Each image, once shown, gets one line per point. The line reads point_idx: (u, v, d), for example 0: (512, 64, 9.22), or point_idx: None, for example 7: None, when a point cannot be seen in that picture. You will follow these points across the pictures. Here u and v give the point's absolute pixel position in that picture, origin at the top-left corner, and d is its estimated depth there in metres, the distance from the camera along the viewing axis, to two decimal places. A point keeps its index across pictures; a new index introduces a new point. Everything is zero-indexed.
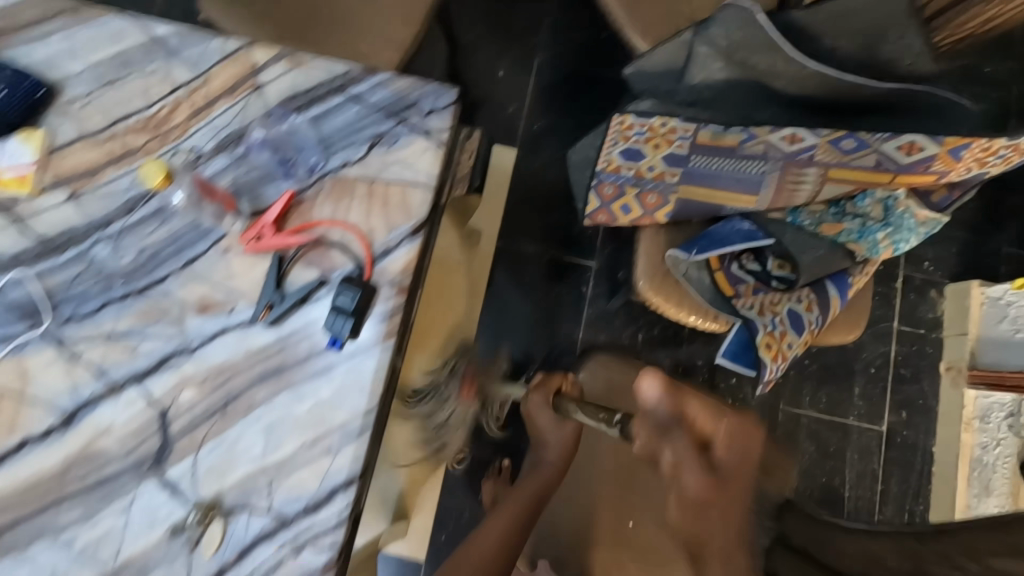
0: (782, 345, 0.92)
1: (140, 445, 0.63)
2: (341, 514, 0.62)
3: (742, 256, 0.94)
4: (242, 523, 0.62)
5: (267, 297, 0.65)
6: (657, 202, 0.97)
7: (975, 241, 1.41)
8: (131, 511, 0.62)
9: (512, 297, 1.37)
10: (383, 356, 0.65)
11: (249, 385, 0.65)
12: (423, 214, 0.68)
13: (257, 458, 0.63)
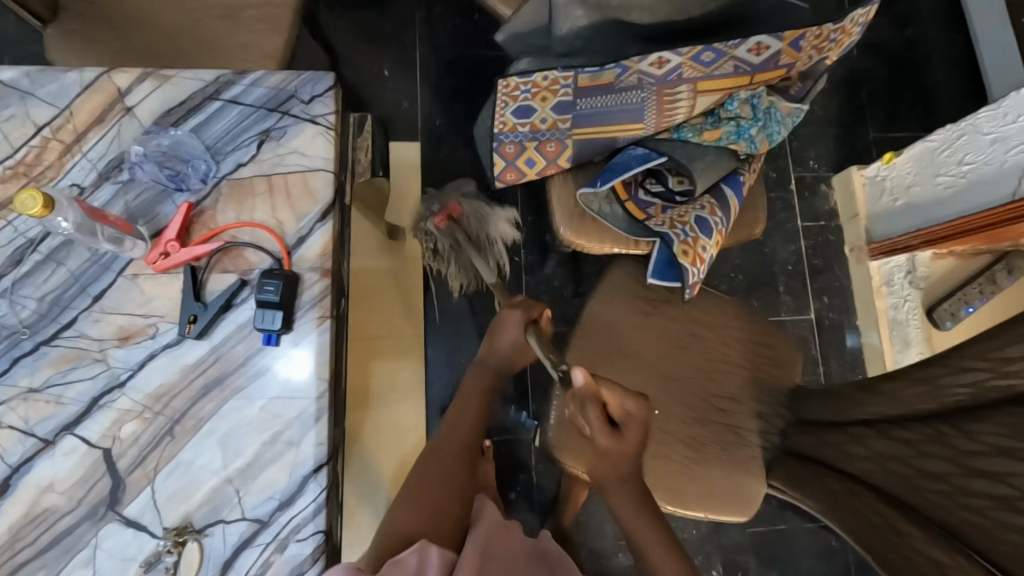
0: (697, 248, 0.97)
1: (89, 492, 0.61)
2: (317, 501, 0.62)
3: (644, 181, 1.01)
4: (219, 536, 0.61)
5: (189, 310, 0.64)
6: (557, 149, 1.02)
7: (845, 133, 1.56)
8: (96, 560, 0.59)
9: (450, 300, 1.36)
10: (322, 339, 0.66)
11: (192, 402, 0.63)
12: (327, 196, 0.69)
13: (218, 470, 0.62)
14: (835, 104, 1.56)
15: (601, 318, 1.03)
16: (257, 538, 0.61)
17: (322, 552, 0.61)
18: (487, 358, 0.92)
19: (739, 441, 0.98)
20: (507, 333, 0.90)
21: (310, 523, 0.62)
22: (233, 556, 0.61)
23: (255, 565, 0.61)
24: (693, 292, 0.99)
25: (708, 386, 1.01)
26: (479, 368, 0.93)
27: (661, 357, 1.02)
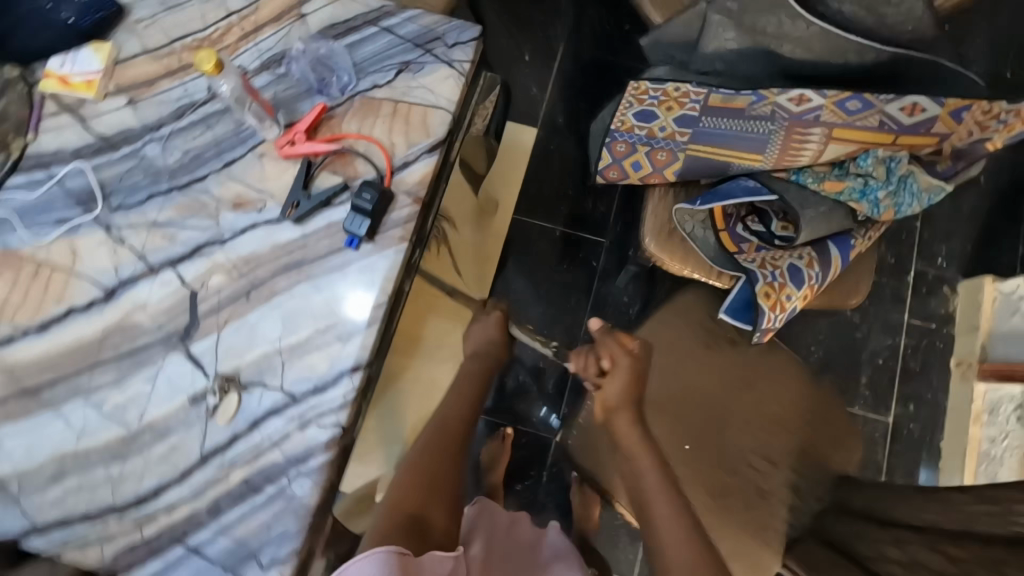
0: (781, 295, 0.93)
1: (171, 321, 0.69)
2: (345, 397, 0.67)
3: (747, 217, 0.98)
4: (256, 396, 0.67)
5: (294, 196, 0.71)
6: (667, 159, 1.00)
7: (988, 239, 1.42)
8: (157, 380, 0.68)
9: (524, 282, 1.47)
10: (395, 257, 0.71)
11: (272, 275, 0.70)
12: (441, 133, 0.74)
13: (274, 340, 0.68)
14: (983, 205, 1.43)
15: (660, 338, 0.99)
16: (285, 410, 0.67)
17: (336, 443, 0.66)
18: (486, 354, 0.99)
19: (763, 506, 0.94)
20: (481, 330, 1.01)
21: (333, 414, 0.67)
22: (262, 418, 0.67)
23: (277, 433, 0.66)
24: (764, 338, 0.95)
25: (746, 439, 0.96)
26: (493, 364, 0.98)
27: (705, 395, 0.97)
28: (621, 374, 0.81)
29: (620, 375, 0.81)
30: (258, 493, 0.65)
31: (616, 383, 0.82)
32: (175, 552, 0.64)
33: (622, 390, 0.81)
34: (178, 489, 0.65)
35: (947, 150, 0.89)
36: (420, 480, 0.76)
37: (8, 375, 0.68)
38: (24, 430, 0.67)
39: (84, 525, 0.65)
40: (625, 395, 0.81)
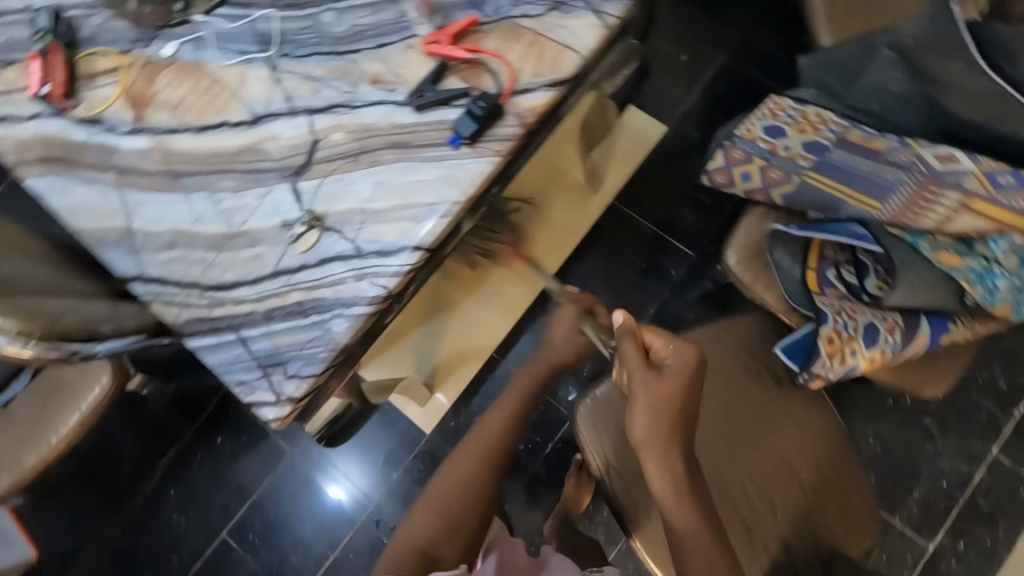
0: (845, 347, 0.87)
1: (292, 157, 0.81)
2: (400, 267, 0.75)
3: (842, 264, 0.93)
4: (332, 240, 0.77)
5: (421, 87, 0.80)
6: (779, 179, 0.96)
7: None
8: (265, 199, 0.80)
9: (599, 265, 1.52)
10: (485, 167, 0.77)
11: (380, 147, 0.79)
12: (568, 74, 0.79)
13: (362, 200, 0.78)
14: None
15: (699, 348, 0.99)
16: (350, 260, 0.76)
17: (378, 302, 0.74)
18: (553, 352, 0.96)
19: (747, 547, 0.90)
20: (564, 330, 0.97)
21: (385, 277, 0.75)
22: (330, 259, 0.76)
23: (336, 276, 0.76)
24: (810, 382, 0.90)
25: (748, 477, 0.93)
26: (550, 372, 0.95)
27: (721, 421, 0.95)
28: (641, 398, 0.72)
29: (644, 403, 0.71)
30: (304, 316, 0.75)
31: (638, 411, 0.72)
32: (228, 337, 0.76)
33: (647, 421, 0.71)
34: (249, 289, 0.77)
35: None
36: (444, 518, 0.79)
37: (165, 156, 0.83)
38: (160, 202, 0.82)
39: (173, 289, 0.78)
40: (651, 432, 0.71)
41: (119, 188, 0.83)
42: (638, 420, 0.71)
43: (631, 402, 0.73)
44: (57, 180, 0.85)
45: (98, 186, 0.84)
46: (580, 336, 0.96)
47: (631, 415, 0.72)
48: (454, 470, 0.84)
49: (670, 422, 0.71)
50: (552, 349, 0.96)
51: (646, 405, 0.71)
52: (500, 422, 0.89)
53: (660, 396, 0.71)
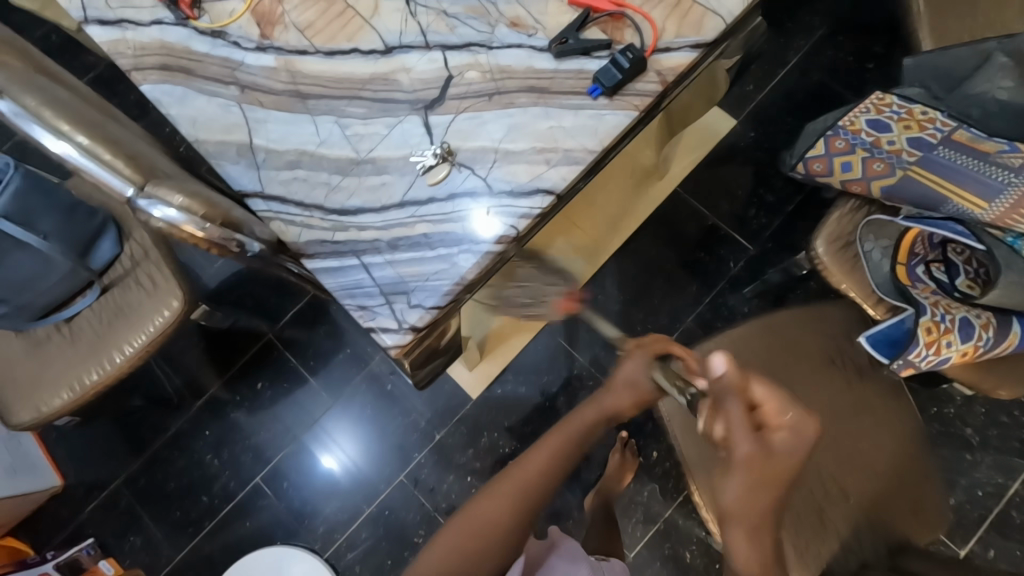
0: (942, 338, 0.88)
1: (423, 90, 0.80)
2: (531, 209, 0.75)
3: (932, 262, 0.94)
4: (462, 175, 0.76)
5: (564, 34, 0.79)
6: (881, 172, 0.98)
7: None
8: (393, 129, 0.79)
9: (655, 250, 1.53)
10: (622, 120, 0.77)
11: (517, 90, 0.79)
12: (710, 38, 0.79)
13: (496, 140, 0.77)
14: None
15: (782, 326, 1.01)
16: (481, 197, 0.76)
17: (507, 241, 0.74)
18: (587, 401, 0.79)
19: (818, 526, 0.92)
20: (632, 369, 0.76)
21: (514, 218, 0.75)
22: (459, 195, 0.76)
23: (466, 211, 0.75)
24: (903, 369, 0.91)
25: (822, 460, 0.95)
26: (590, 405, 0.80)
27: (799, 396, 0.97)
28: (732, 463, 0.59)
29: (736, 474, 0.58)
30: (430, 249, 0.74)
31: (731, 482, 0.59)
32: (350, 261, 0.75)
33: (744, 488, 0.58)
34: (373, 217, 0.76)
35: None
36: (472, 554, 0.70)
37: (290, 75, 0.82)
38: (284, 121, 0.80)
39: (294, 209, 0.77)
40: (735, 504, 0.58)
41: (242, 103, 0.82)
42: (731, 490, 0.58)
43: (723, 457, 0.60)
44: (176, 88, 0.83)
45: (219, 100, 0.82)
46: (646, 384, 0.76)
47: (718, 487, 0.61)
48: (484, 505, 0.74)
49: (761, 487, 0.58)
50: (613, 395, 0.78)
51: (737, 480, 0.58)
52: (518, 482, 0.75)
53: (764, 469, 0.58)
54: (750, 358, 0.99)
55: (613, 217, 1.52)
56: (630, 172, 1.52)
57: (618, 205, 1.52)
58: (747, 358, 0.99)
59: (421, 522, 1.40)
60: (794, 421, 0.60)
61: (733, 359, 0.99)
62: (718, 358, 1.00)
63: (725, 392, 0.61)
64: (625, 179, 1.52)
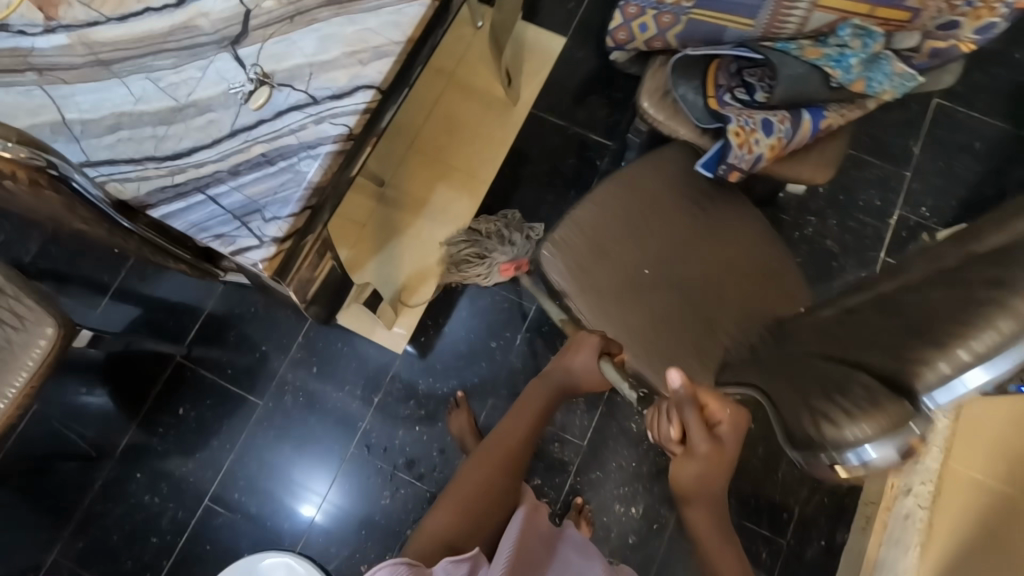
0: (750, 137, 1.01)
1: (225, 29, 0.82)
2: (358, 105, 0.80)
3: (735, 89, 1.07)
4: (284, 93, 0.80)
5: None
6: (670, 23, 1.10)
7: (965, 200, 1.54)
8: (206, 70, 0.81)
9: (527, 170, 1.60)
10: (419, 10, 0.83)
11: (315, 7, 0.83)
12: None
13: (307, 55, 0.81)
14: (961, 169, 1.55)
15: (636, 178, 1.10)
16: (306, 108, 0.79)
17: (343, 139, 0.78)
18: (552, 372, 1.11)
19: (706, 335, 1.04)
20: (583, 355, 1.06)
21: (345, 116, 0.79)
22: (286, 111, 0.79)
23: (296, 123, 0.79)
24: (728, 173, 1.04)
25: (697, 278, 1.06)
26: (541, 380, 1.12)
27: (666, 234, 1.08)
28: (697, 457, 0.83)
29: (692, 460, 0.84)
30: (271, 165, 0.77)
31: (689, 468, 0.84)
32: (196, 198, 0.76)
33: (695, 479, 0.85)
34: (208, 152, 0.78)
35: (924, 45, 1.01)
36: (464, 510, 0.92)
37: (88, 48, 0.82)
38: (93, 90, 0.80)
39: (126, 167, 0.77)
40: (693, 486, 0.85)
41: (43, 85, 0.81)
42: (684, 475, 0.85)
43: (680, 455, 0.85)
44: None
45: (19, 89, 0.81)
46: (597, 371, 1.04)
47: (681, 471, 0.85)
48: (458, 492, 0.96)
49: (715, 470, 0.84)
50: (557, 370, 1.10)
51: (694, 467, 0.84)
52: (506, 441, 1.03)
53: (713, 457, 0.82)
54: (617, 213, 1.08)
55: (480, 152, 1.60)
56: (483, 109, 1.62)
57: (483, 140, 1.61)
58: (614, 214, 1.08)
59: (384, 484, 1.41)
60: (731, 413, 0.83)
61: (601, 218, 1.07)
62: (590, 221, 1.07)
63: (684, 404, 0.80)
64: (479, 115, 1.62)
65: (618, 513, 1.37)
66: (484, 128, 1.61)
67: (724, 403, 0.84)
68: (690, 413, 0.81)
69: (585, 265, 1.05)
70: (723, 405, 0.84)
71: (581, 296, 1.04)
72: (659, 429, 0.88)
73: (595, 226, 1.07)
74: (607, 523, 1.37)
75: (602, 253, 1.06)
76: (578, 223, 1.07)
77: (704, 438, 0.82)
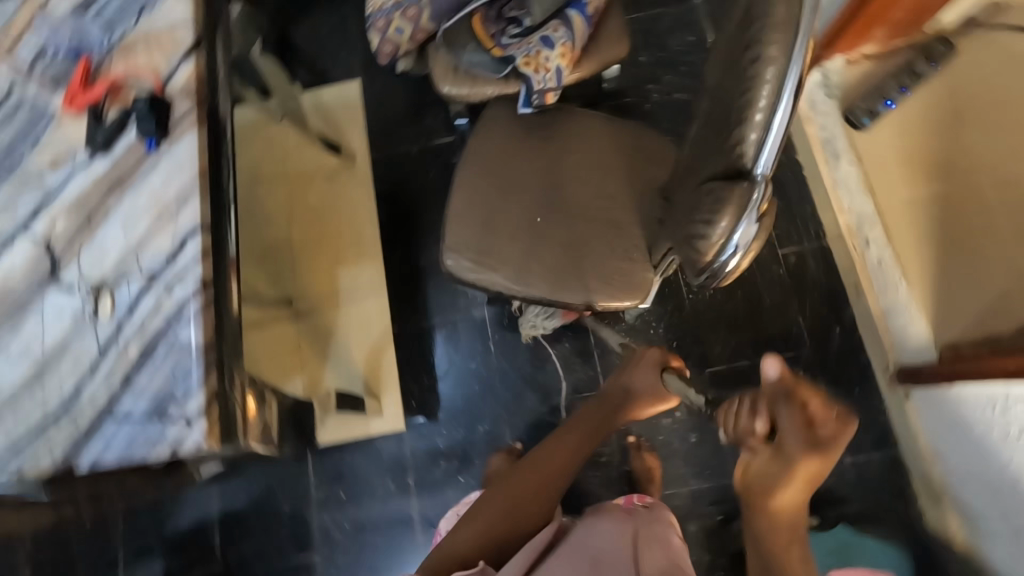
0: (540, 59, 1.06)
1: (36, 270, 0.81)
2: (195, 254, 0.80)
3: (506, 29, 1.13)
4: (125, 287, 0.79)
5: (92, 133, 0.85)
6: (416, 13, 1.18)
7: None
8: (43, 315, 0.79)
9: (401, 205, 1.60)
10: (192, 142, 0.84)
11: (102, 198, 0.83)
12: (191, 42, 0.89)
13: (123, 242, 0.81)
14: None
15: (480, 152, 1.14)
16: (152, 287, 0.79)
17: (201, 289, 0.79)
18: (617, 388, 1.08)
19: (621, 234, 1.07)
20: (641, 374, 1.07)
21: (190, 270, 0.79)
22: (135, 301, 0.79)
23: (151, 305, 0.78)
24: (544, 100, 1.10)
25: (583, 195, 1.10)
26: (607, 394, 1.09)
27: (534, 179, 1.12)
28: (789, 451, 0.80)
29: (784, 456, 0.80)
30: (154, 354, 0.77)
31: (778, 472, 0.81)
32: (108, 427, 0.75)
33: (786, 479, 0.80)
34: (93, 382, 0.76)
35: None
36: (509, 504, 0.88)
37: None
38: None
39: (26, 446, 0.74)
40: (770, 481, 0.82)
41: None
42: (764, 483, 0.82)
43: (775, 451, 0.82)
44: None
45: None
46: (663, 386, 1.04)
47: (766, 478, 0.82)
48: (514, 485, 0.91)
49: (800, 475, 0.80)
50: (615, 388, 1.08)
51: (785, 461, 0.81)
52: (545, 467, 0.94)
53: (804, 465, 0.79)
54: (485, 190, 1.11)
55: (352, 219, 1.60)
56: (330, 181, 1.63)
57: (346, 206, 1.61)
58: (483, 194, 1.11)
59: None
60: (836, 425, 0.80)
61: (475, 203, 1.10)
62: (468, 211, 1.10)
63: (779, 391, 0.82)
64: (330, 189, 1.62)
65: (669, 426, 1.39)
66: (341, 197, 1.62)
67: (833, 414, 0.80)
68: (784, 408, 0.81)
69: (489, 249, 1.08)
70: (826, 417, 0.80)
71: (502, 275, 1.06)
72: (738, 424, 0.87)
73: (476, 213, 1.10)
74: (666, 440, 1.39)
75: (496, 230, 1.09)
76: (460, 221, 1.10)
77: (798, 433, 0.80)
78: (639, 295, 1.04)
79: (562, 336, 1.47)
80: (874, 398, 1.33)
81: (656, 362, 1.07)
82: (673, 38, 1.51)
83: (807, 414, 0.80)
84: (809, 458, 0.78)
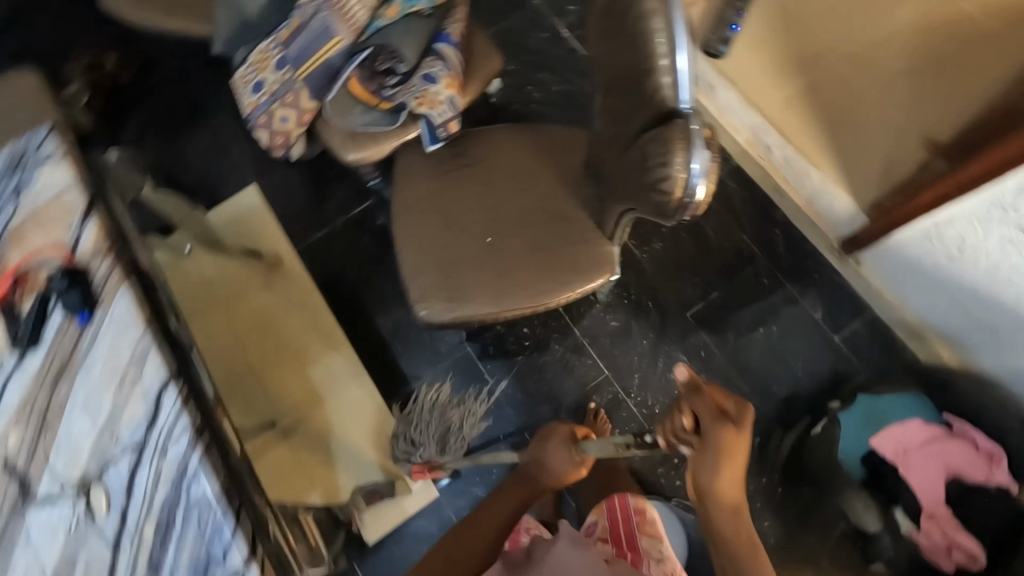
0: (429, 96, 1.10)
1: (5, 496, 0.74)
2: (178, 404, 0.75)
3: (383, 80, 1.14)
4: (113, 472, 0.73)
5: (14, 332, 0.79)
6: (295, 98, 1.19)
7: None
8: (33, 539, 0.72)
9: (345, 284, 1.57)
10: (127, 298, 0.80)
11: (51, 393, 0.77)
12: (85, 201, 0.85)
13: (92, 428, 0.75)
14: None
15: (410, 201, 1.16)
16: (142, 459, 0.73)
17: (198, 437, 0.73)
18: (536, 462, 1.06)
19: (570, 221, 1.10)
20: (557, 448, 1.05)
21: (179, 423, 0.74)
22: (130, 481, 0.73)
23: (149, 477, 0.73)
24: (448, 130, 1.14)
25: (521, 202, 1.13)
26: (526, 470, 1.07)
27: (471, 205, 1.14)
28: (710, 450, 0.76)
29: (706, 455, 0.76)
30: (172, 525, 0.71)
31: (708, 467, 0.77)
32: None
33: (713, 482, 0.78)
34: None
35: None
36: None
37: None
38: None
39: None
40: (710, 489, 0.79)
41: None
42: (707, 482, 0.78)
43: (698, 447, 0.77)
44: None
45: None
46: (579, 455, 1.03)
47: (699, 468, 0.78)
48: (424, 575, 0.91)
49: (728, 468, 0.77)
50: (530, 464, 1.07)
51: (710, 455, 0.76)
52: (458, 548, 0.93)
53: (730, 449, 0.75)
54: (430, 233, 1.13)
55: (301, 317, 1.53)
56: (266, 289, 1.56)
57: (293, 306, 1.55)
58: (429, 237, 1.12)
59: None
60: (740, 414, 0.76)
61: (425, 249, 1.12)
62: (422, 258, 1.11)
63: (685, 390, 0.79)
64: (269, 297, 1.56)
65: None
66: (283, 299, 1.56)
67: (731, 400, 0.77)
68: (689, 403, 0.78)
69: (456, 285, 1.08)
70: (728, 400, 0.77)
71: (479, 303, 1.07)
72: (669, 424, 0.81)
73: (430, 257, 1.11)
74: None
75: (456, 264, 1.10)
76: (419, 270, 1.10)
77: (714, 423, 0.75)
78: (607, 269, 1.07)
79: (550, 341, 1.48)
80: (833, 276, 1.45)
81: (570, 434, 1.05)
82: (532, 38, 1.60)
83: (713, 402, 0.76)
84: (725, 454, 0.75)
